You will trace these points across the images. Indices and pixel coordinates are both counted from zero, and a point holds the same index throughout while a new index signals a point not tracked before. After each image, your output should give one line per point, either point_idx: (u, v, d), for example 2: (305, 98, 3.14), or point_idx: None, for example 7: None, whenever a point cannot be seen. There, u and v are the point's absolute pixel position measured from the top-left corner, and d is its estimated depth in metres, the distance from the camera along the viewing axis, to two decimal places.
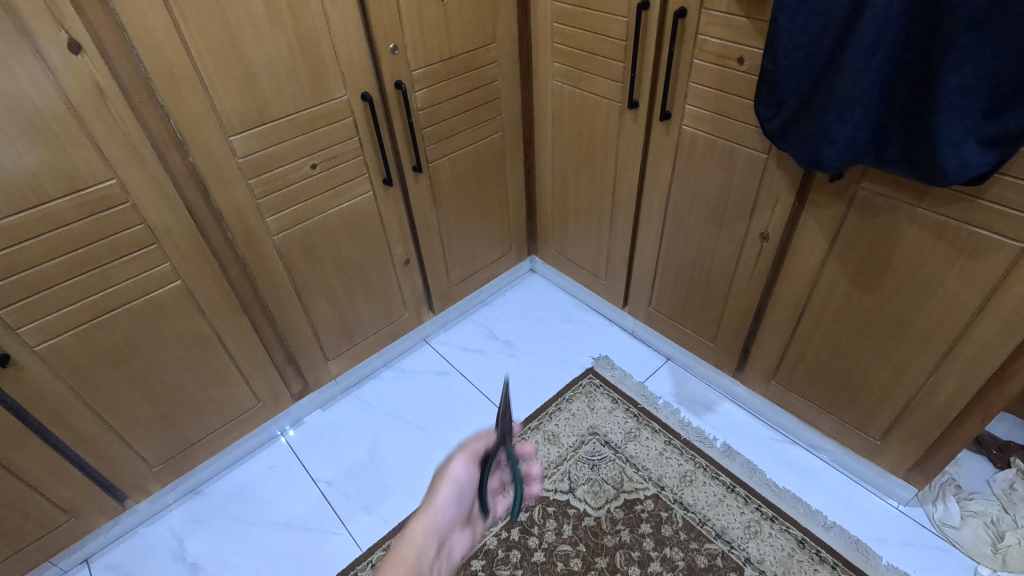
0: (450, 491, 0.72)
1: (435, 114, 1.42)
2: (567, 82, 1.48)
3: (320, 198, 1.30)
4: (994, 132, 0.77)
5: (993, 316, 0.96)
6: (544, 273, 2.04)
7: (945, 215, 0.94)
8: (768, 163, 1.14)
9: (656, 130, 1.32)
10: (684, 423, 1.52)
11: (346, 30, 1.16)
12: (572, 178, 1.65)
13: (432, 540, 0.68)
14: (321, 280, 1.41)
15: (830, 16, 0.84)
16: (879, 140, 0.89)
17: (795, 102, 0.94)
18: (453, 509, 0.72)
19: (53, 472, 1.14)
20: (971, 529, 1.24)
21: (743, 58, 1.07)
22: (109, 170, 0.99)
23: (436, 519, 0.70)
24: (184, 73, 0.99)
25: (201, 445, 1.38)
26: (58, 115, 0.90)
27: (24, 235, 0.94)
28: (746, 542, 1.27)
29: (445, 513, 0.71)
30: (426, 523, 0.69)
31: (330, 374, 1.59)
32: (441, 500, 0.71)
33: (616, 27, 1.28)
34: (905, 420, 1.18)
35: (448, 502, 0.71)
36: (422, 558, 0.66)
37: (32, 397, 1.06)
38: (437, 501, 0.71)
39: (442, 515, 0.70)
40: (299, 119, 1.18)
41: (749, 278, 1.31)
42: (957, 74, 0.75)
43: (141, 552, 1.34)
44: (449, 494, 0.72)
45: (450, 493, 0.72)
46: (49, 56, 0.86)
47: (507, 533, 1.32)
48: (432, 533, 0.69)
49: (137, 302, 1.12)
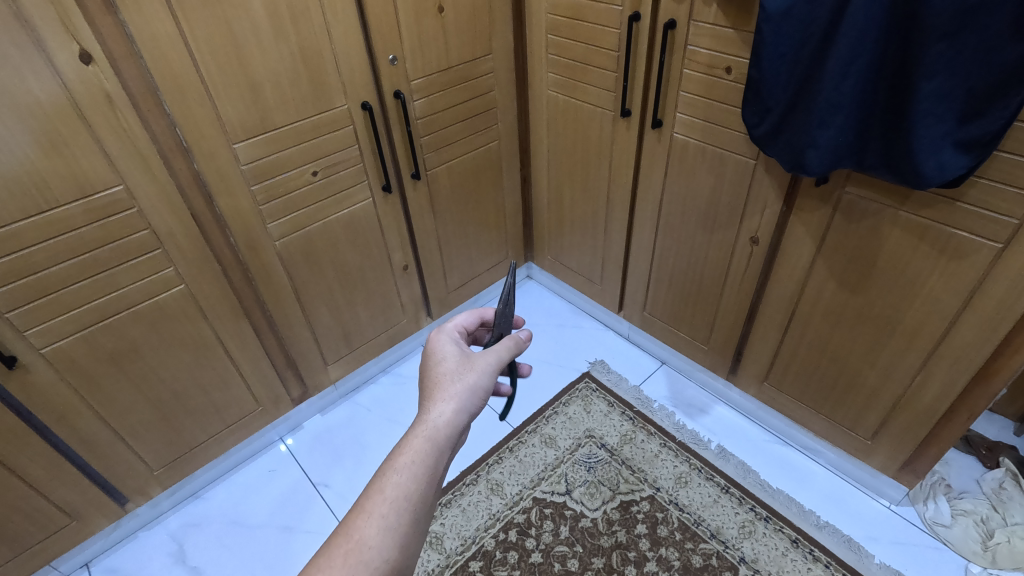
0: (469, 388, 0.77)
1: (433, 123, 1.46)
2: (562, 92, 1.52)
3: (320, 205, 1.33)
4: (968, 136, 0.80)
5: (975, 315, 0.99)
6: (541, 280, 2.07)
7: (927, 217, 0.97)
8: (756, 169, 1.17)
9: (648, 138, 1.36)
10: (679, 426, 1.54)
11: (347, 42, 1.20)
12: (568, 185, 1.69)
13: (451, 435, 0.73)
14: (322, 286, 1.43)
15: (811, 27, 0.88)
16: (861, 146, 0.92)
17: (779, 109, 0.98)
18: (472, 408, 0.77)
19: (56, 474, 1.16)
20: (961, 527, 1.26)
21: (730, 68, 1.11)
22: (116, 177, 1.02)
23: (454, 414, 0.74)
24: (190, 83, 1.03)
25: (201, 449, 1.39)
26: (69, 122, 0.93)
27: (33, 239, 0.96)
28: (740, 542, 1.29)
29: (465, 413, 0.75)
30: (448, 420, 0.73)
31: (330, 379, 1.61)
32: (460, 397, 0.75)
33: (608, 38, 1.32)
34: (895, 419, 1.20)
35: (466, 399, 0.76)
36: (439, 448, 0.71)
37: (37, 399, 1.07)
38: (457, 399, 0.75)
39: (460, 412, 0.75)
40: (300, 127, 1.21)
41: (741, 281, 1.34)
42: (931, 82, 0.79)
43: (140, 556, 1.34)
44: (468, 394, 0.76)
45: (467, 394, 0.76)
46: (61, 66, 0.89)
47: (505, 535, 1.34)
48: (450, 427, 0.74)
49: (140, 306, 1.14)
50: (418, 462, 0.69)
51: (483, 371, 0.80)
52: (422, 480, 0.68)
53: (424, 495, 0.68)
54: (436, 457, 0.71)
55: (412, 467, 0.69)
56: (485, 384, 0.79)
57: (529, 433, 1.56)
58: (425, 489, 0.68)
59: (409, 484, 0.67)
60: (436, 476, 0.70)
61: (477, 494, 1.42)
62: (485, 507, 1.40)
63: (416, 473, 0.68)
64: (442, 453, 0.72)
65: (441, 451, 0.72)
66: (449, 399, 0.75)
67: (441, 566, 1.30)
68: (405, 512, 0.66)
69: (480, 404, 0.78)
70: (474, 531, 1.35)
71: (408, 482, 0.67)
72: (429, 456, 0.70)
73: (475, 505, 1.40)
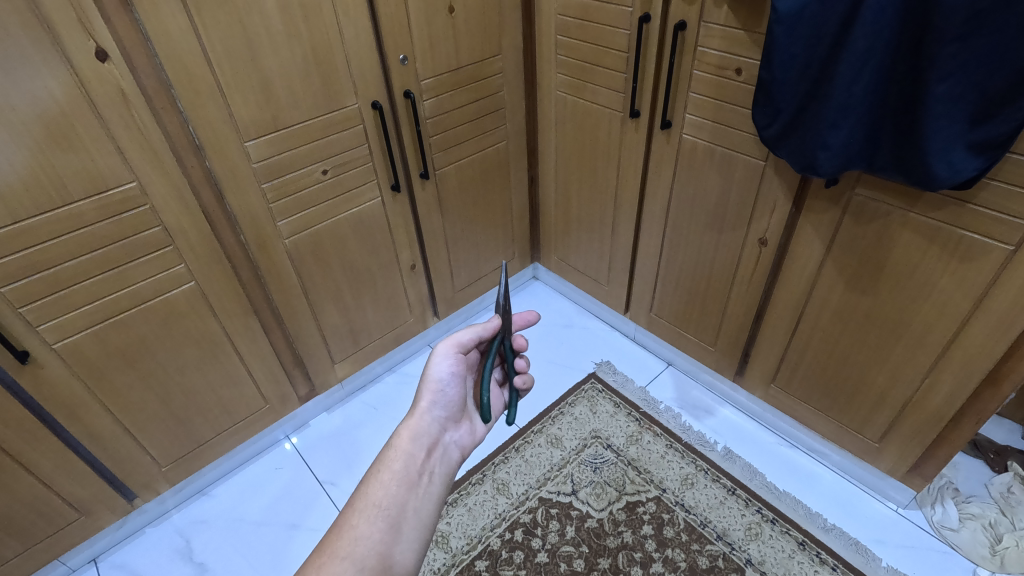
0: (430, 389, 0.87)
1: (442, 123, 1.47)
2: (571, 93, 1.53)
3: (330, 203, 1.34)
4: (980, 138, 0.80)
5: (986, 318, 0.99)
6: (546, 281, 2.07)
7: (936, 219, 0.97)
8: (765, 170, 1.17)
9: (657, 139, 1.36)
10: (685, 427, 1.54)
11: (359, 42, 1.21)
12: (575, 185, 1.69)
13: (419, 439, 0.82)
14: (330, 284, 1.44)
15: (823, 29, 0.88)
16: (871, 147, 0.92)
17: (790, 110, 0.98)
18: (436, 410, 0.86)
19: (65, 469, 1.16)
20: (969, 531, 1.25)
21: (740, 69, 1.11)
22: (130, 173, 1.02)
23: (418, 424, 0.84)
24: (204, 81, 1.04)
25: (209, 446, 1.40)
26: (83, 118, 0.94)
27: (48, 234, 0.97)
28: (747, 544, 1.28)
29: (429, 418, 0.85)
30: (412, 427, 0.84)
31: (337, 377, 1.61)
32: (422, 402, 0.86)
33: (618, 39, 1.32)
34: (903, 421, 1.20)
35: (429, 402, 0.86)
36: (406, 452, 0.80)
37: (49, 393, 1.08)
38: (421, 406, 0.86)
39: (423, 416, 0.85)
40: (311, 126, 1.22)
41: (749, 282, 1.34)
42: (943, 84, 0.79)
43: (147, 552, 1.35)
44: (431, 395, 0.87)
45: (429, 396, 0.87)
46: (77, 63, 0.90)
47: (511, 535, 1.34)
48: (418, 434, 0.83)
49: (151, 303, 1.15)
50: (387, 470, 0.77)
51: (441, 358, 0.88)
52: (391, 484, 0.75)
53: (395, 499, 0.74)
54: (405, 462, 0.79)
55: (382, 476, 0.76)
56: (444, 374, 0.88)
57: (535, 433, 1.56)
58: (397, 494, 0.74)
59: (379, 491, 0.74)
60: (406, 481, 0.76)
61: (483, 493, 1.42)
62: (491, 506, 1.40)
63: (385, 479, 0.76)
64: (411, 457, 0.80)
65: (410, 454, 0.80)
66: (416, 412, 0.85)
67: (446, 565, 1.30)
68: (377, 519, 0.71)
69: (445, 402, 0.87)
70: (480, 530, 1.35)
71: (378, 491, 0.74)
72: (398, 462, 0.78)
73: (481, 504, 1.40)
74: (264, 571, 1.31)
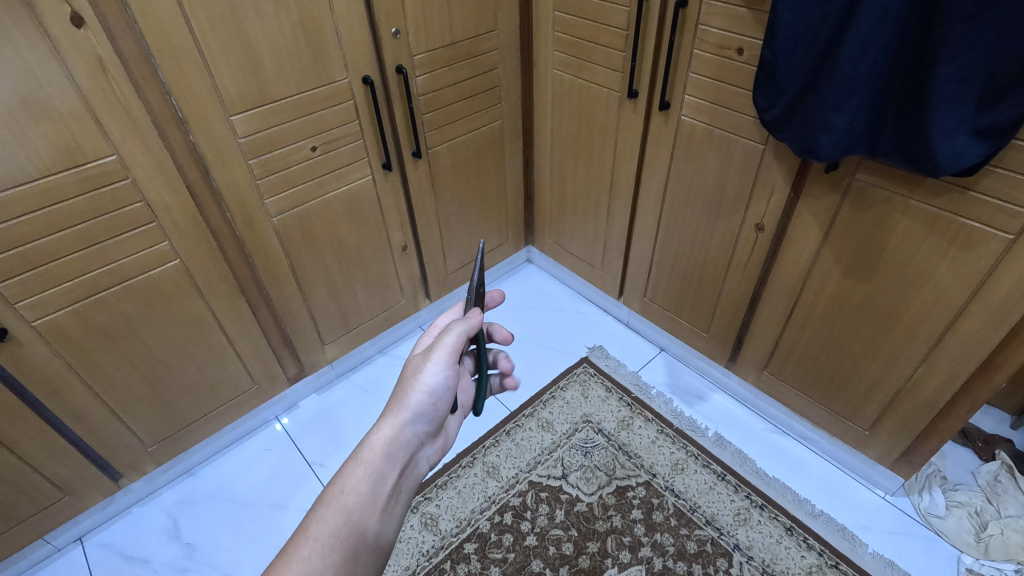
0: (416, 392, 0.73)
1: (436, 100, 1.43)
2: (569, 72, 1.49)
3: (319, 180, 1.31)
4: (986, 123, 0.78)
5: (982, 308, 0.98)
6: (541, 264, 2.05)
7: (936, 206, 0.96)
8: (765, 154, 1.15)
9: (655, 119, 1.33)
10: (676, 413, 1.54)
11: (348, 12, 1.16)
12: (571, 168, 1.66)
13: (395, 456, 0.70)
14: (320, 264, 1.41)
15: (829, 6, 0.85)
16: (874, 132, 0.90)
17: (793, 92, 0.95)
18: (420, 415, 0.73)
19: (48, 448, 1.14)
20: (955, 518, 1.26)
21: (742, 49, 1.08)
22: (110, 147, 0.99)
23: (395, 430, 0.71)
24: (186, 50, 1.00)
25: (195, 427, 1.38)
26: (59, 87, 0.90)
27: (24, 208, 0.94)
28: (735, 529, 1.29)
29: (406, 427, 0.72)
30: (387, 436, 0.70)
31: (326, 359, 1.60)
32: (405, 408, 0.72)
33: (617, 16, 1.28)
34: (895, 408, 1.20)
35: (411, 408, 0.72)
36: (378, 471, 0.68)
37: (28, 371, 1.05)
38: (402, 410, 0.72)
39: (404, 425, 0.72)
40: (300, 101, 1.19)
41: (744, 268, 1.33)
42: (951, 66, 0.77)
43: (133, 532, 1.34)
44: (416, 402, 0.73)
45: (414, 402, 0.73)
46: (51, 28, 0.86)
47: (500, 518, 1.34)
48: (394, 447, 0.70)
49: (135, 280, 1.12)
50: (352, 491, 0.66)
51: (434, 360, 0.74)
52: (354, 511, 0.65)
53: (355, 526, 0.64)
54: (374, 482, 0.67)
55: (345, 497, 0.65)
56: (437, 380, 0.74)
57: (526, 417, 1.55)
58: (359, 521, 0.65)
59: (338, 517, 0.64)
60: (373, 505, 0.66)
61: (473, 476, 1.42)
62: (480, 489, 1.39)
63: (347, 505, 0.65)
64: (381, 477, 0.68)
65: (380, 474, 0.68)
66: (393, 417, 0.72)
67: (435, 547, 1.30)
68: (331, 550, 0.62)
69: (431, 411, 0.74)
70: (469, 513, 1.35)
71: (337, 515, 0.64)
72: (366, 482, 0.67)
73: (470, 487, 1.40)
74: (250, 552, 1.30)
